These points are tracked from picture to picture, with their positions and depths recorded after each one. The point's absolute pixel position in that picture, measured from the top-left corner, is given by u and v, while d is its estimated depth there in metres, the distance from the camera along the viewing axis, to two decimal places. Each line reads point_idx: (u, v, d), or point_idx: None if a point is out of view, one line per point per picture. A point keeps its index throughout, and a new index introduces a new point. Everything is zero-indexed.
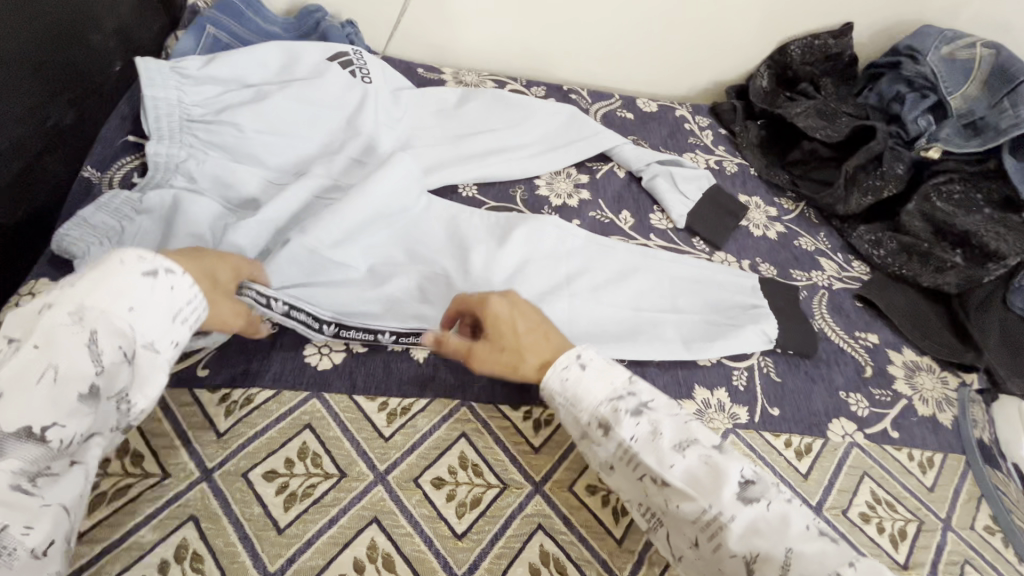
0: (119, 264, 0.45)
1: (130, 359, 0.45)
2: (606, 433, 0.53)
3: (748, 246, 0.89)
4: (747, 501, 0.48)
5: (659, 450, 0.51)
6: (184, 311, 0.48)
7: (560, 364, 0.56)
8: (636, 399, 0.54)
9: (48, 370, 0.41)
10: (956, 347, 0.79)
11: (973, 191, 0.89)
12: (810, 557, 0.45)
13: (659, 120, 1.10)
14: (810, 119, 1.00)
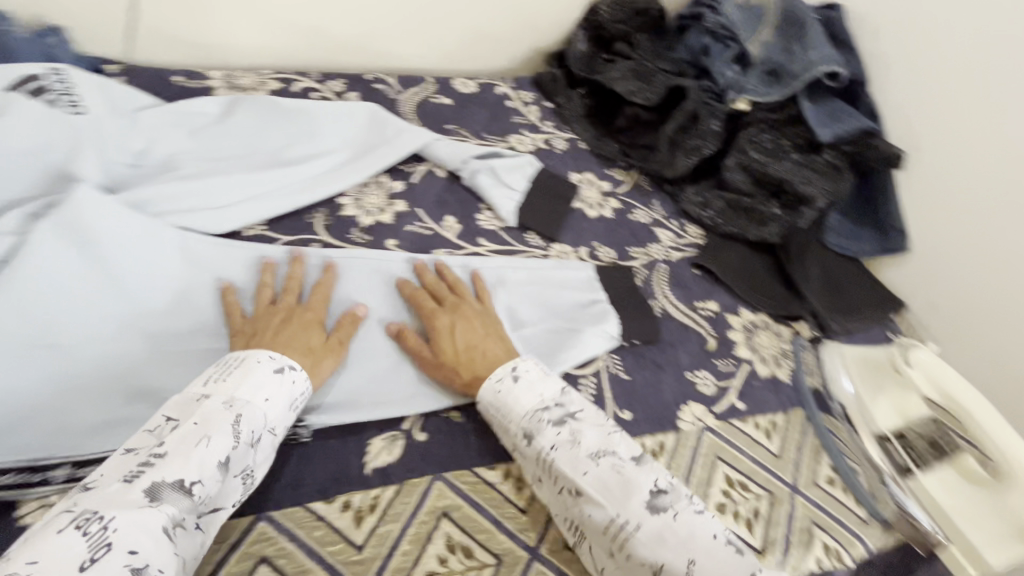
0: (257, 362, 0.51)
1: (256, 441, 0.48)
2: (529, 444, 0.54)
3: (585, 231, 0.84)
4: (656, 508, 0.50)
5: (577, 459, 0.52)
6: (297, 400, 0.52)
7: (495, 376, 0.58)
8: (563, 409, 0.56)
9: (203, 437, 0.44)
10: (784, 298, 0.82)
11: (781, 137, 0.90)
12: (714, 565, 0.47)
13: (479, 101, 1.01)
14: (627, 83, 0.97)
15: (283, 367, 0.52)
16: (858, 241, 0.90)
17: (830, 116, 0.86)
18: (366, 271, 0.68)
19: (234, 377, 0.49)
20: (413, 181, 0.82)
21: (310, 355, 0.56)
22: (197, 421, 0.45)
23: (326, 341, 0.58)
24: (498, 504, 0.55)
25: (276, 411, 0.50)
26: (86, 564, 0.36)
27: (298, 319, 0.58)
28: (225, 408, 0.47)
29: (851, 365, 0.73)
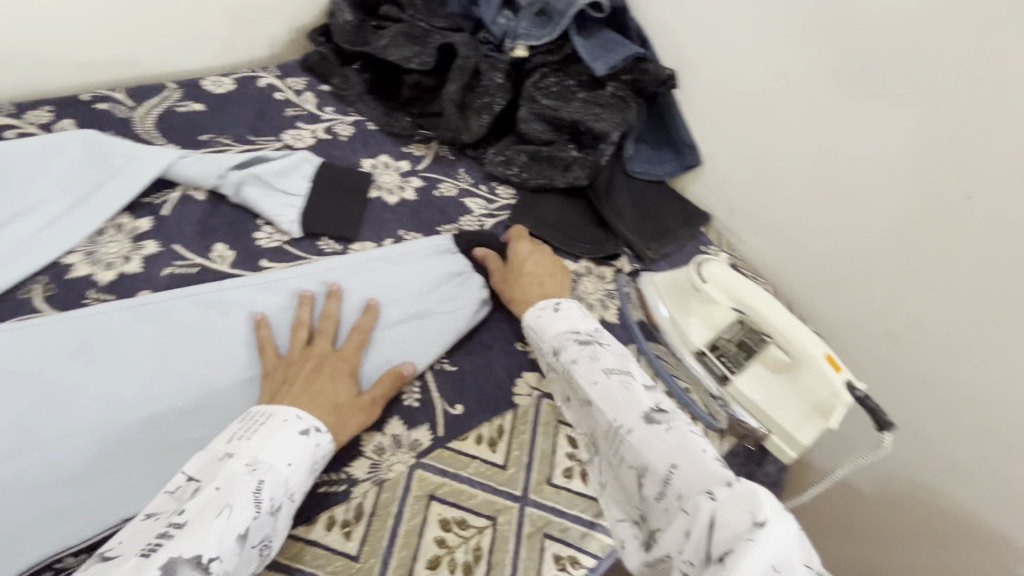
0: (285, 421, 0.48)
1: (275, 511, 0.45)
2: (558, 359, 0.58)
3: (388, 220, 0.77)
4: (651, 421, 0.50)
5: (593, 371, 0.55)
6: (318, 460, 0.50)
7: (540, 304, 0.63)
8: (592, 335, 0.58)
9: (225, 507, 0.41)
10: (601, 238, 0.83)
11: (565, 78, 0.88)
12: (693, 476, 0.46)
13: (240, 99, 0.87)
14: (400, 49, 0.89)
15: (309, 429, 0.49)
16: (661, 165, 0.93)
17: (602, 48, 0.85)
18: (132, 331, 0.58)
19: (256, 435, 0.47)
20: (164, 214, 0.69)
21: (336, 410, 0.53)
22: (219, 486, 0.43)
23: (356, 397, 0.55)
24: (326, 561, 0.49)
25: (297, 474, 0.47)
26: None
27: (331, 368, 0.56)
28: (248, 472, 0.44)
29: (663, 289, 0.71)
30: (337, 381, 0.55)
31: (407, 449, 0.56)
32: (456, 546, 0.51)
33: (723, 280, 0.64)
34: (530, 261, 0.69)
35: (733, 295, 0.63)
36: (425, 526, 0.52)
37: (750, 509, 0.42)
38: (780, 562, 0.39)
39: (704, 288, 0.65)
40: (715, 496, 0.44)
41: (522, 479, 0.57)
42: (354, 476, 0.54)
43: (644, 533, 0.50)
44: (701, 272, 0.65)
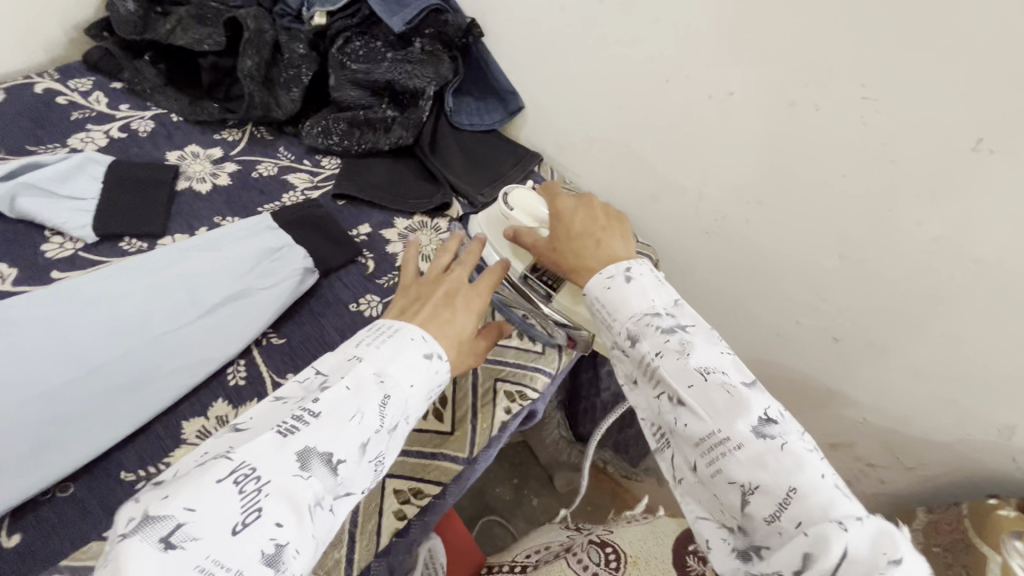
0: (410, 340, 0.47)
1: (393, 429, 0.44)
2: (633, 346, 0.51)
3: (201, 209, 0.74)
4: (761, 434, 0.43)
5: (684, 369, 0.47)
6: (433, 391, 0.49)
7: (605, 272, 0.55)
8: (676, 318, 0.51)
9: (356, 413, 0.41)
10: (432, 192, 0.84)
11: (371, 40, 0.87)
12: (815, 505, 0.39)
13: (13, 109, 0.79)
14: (188, 32, 0.84)
15: (432, 354, 0.48)
16: (487, 114, 0.95)
17: (398, 3, 0.84)
18: None
19: (385, 348, 0.47)
20: None
21: (456, 346, 0.51)
22: (350, 385, 0.43)
23: (474, 336, 0.54)
24: None
25: (417, 396, 0.46)
26: (236, 528, 0.35)
27: (455, 296, 0.54)
28: (376, 380, 0.44)
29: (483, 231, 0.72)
30: (460, 306, 0.53)
31: None
32: None
33: (524, 204, 0.69)
34: (576, 216, 0.62)
35: (535, 215, 0.68)
36: None
37: (847, 525, 0.38)
38: (797, 485, 0.40)
39: (511, 214, 0.69)
40: (845, 525, 0.38)
41: None
42: None
43: (740, 542, 0.44)
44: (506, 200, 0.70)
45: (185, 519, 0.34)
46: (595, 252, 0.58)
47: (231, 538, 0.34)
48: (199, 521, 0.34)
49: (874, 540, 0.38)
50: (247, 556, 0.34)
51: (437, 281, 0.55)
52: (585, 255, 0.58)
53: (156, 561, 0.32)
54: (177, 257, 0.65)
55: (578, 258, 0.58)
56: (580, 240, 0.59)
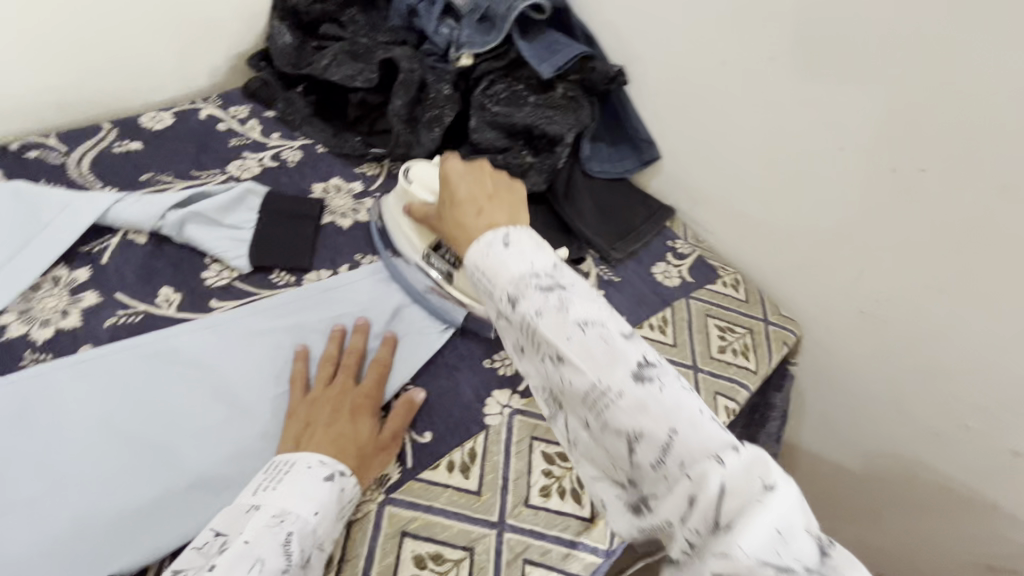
0: (306, 469, 0.49)
1: (304, 565, 0.45)
2: (514, 309, 0.41)
3: (343, 245, 0.75)
4: (689, 418, 0.36)
5: (564, 326, 0.39)
6: (345, 506, 0.50)
7: (484, 242, 0.44)
8: (554, 277, 0.41)
9: (256, 562, 0.42)
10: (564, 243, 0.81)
11: (515, 84, 0.86)
12: (728, 458, 0.34)
13: (180, 133, 0.84)
14: (342, 68, 0.86)
15: (333, 474, 0.49)
16: (620, 162, 0.92)
17: (547, 50, 0.84)
18: (139, 360, 0.58)
19: (279, 488, 0.47)
20: (104, 262, 0.65)
21: (358, 454, 0.53)
22: (248, 539, 0.43)
23: (377, 435, 0.55)
24: None
25: (323, 523, 0.47)
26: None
27: (348, 409, 0.56)
28: (276, 524, 0.45)
29: (391, 202, 0.72)
30: (345, 424, 0.54)
31: (375, 487, 0.54)
32: None
33: (427, 179, 0.66)
34: (464, 182, 0.52)
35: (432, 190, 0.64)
36: (398, 568, 0.50)
37: (768, 477, 0.33)
38: (788, 527, 0.31)
39: (410, 187, 0.66)
40: (739, 478, 0.33)
41: (498, 504, 0.55)
42: None
43: (632, 496, 0.39)
44: (410, 177, 0.67)
45: None
46: (473, 224, 0.47)
47: None
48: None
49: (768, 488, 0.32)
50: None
51: (347, 376, 0.59)
52: (472, 205, 0.49)
53: None
54: (330, 295, 0.67)
55: (458, 225, 0.49)
56: (470, 200, 0.50)
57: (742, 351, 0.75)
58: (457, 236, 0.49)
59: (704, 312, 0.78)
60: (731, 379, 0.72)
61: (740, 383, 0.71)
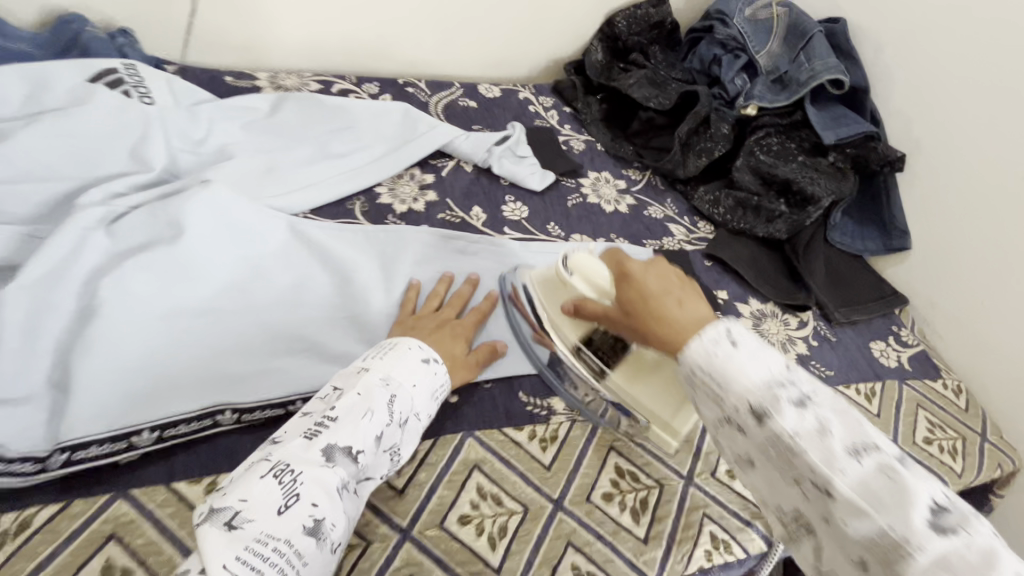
0: (409, 348, 0.56)
1: (403, 424, 0.52)
2: (760, 424, 0.42)
3: (602, 224, 0.89)
4: (938, 531, 0.35)
5: (828, 452, 0.39)
6: (438, 391, 0.57)
7: (706, 336, 0.45)
8: (800, 388, 0.42)
9: (367, 409, 0.49)
10: (791, 290, 0.86)
11: (788, 141, 0.95)
12: (960, 562, 0.34)
13: (503, 105, 1.06)
14: (643, 89, 1.02)
15: (430, 359, 0.56)
16: (863, 241, 0.95)
17: (833, 121, 0.92)
18: (456, 250, 0.77)
19: (386, 358, 0.54)
20: (443, 175, 0.88)
21: (452, 363, 0.60)
22: (360, 392, 0.50)
23: (466, 356, 0.62)
24: (526, 462, 0.59)
25: (420, 398, 0.54)
26: (282, 509, 0.42)
27: (448, 329, 0.63)
28: (382, 386, 0.51)
29: (535, 286, 0.69)
30: (448, 338, 0.62)
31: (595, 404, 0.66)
32: (627, 490, 0.59)
33: (587, 271, 0.60)
34: (648, 277, 0.53)
35: (598, 286, 0.59)
36: (603, 468, 0.60)
37: (970, 533, 0.35)
38: None
39: (571, 280, 0.62)
40: (919, 543, 0.35)
41: (689, 462, 0.63)
42: (553, 409, 0.64)
43: None
44: (568, 266, 0.62)
45: (239, 507, 0.41)
46: (680, 315, 0.49)
47: (277, 517, 0.42)
48: (252, 507, 0.41)
49: (894, 489, 0.37)
50: (296, 527, 0.42)
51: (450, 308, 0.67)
52: (675, 299, 0.50)
53: (222, 538, 0.40)
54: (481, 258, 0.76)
55: (658, 316, 0.49)
56: (663, 292, 0.51)
57: (950, 452, 0.73)
58: (652, 312, 0.50)
59: (916, 402, 0.78)
60: (933, 469, 0.71)
61: (941, 477, 0.70)
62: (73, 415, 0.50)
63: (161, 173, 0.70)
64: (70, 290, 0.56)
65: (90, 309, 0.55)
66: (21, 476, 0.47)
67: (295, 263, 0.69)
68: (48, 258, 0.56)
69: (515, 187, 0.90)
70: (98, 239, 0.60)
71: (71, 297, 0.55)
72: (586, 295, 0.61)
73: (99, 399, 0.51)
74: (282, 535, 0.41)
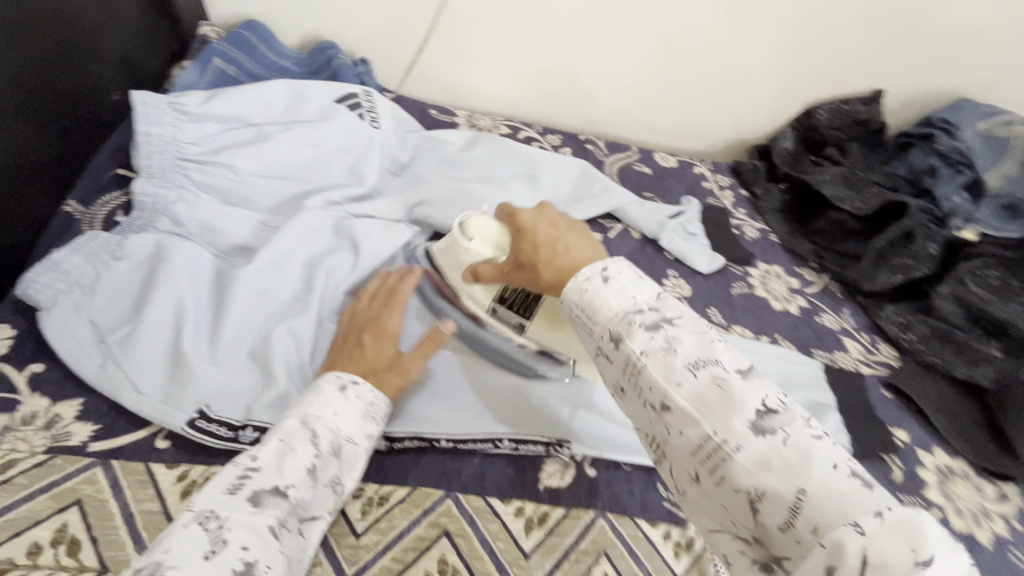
0: (328, 380, 0.52)
1: (337, 453, 0.48)
2: (616, 349, 0.38)
3: (767, 320, 0.83)
4: (696, 370, 0.35)
5: (671, 369, 0.35)
6: (373, 410, 0.52)
7: (580, 274, 0.41)
8: (659, 312, 0.39)
9: (290, 448, 0.45)
10: (992, 451, 0.72)
11: (1011, 277, 0.83)
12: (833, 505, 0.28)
13: (677, 176, 1.04)
14: (836, 187, 0.95)
15: (346, 384, 0.52)
16: None
17: None
18: None
19: (307, 398, 0.50)
20: (609, 236, 0.87)
21: (370, 371, 0.55)
22: (281, 438, 0.46)
23: (394, 359, 0.57)
24: (657, 564, 0.54)
25: (346, 423, 0.50)
26: (208, 555, 0.37)
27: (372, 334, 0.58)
28: (301, 425, 0.48)
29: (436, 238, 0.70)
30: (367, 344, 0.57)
31: None
32: None
33: (483, 233, 0.60)
34: (539, 226, 0.47)
35: (497, 245, 0.59)
36: None
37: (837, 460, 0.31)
38: None
39: (469, 245, 0.60)
40: (863, 527, 0.27)
41: None
42: None
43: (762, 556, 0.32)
44: (463, 231, 0.61)
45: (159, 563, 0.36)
46: (566, 261, 0.44)
47: (202, 563, 0.37)
48: (173, 556, 0.36)
49: (891, 521, 0.27)
50: (224, 571, 0.37)
51: (383, 306, 0.61)
52: (561, 245, 0.45)
53: None
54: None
55: (546, 262, 0.45)
56: (551, 238, 0.46)
57: None
58: (541, 262, 0.45)
59: None
60: None
61: None
62: (267, 397, 0.55)
63: (369, 189, 0.78)
64: (284, 279, 0.64)
65: (298, 302, 0.63)
66: (216, 438, 0.52)
67: None
68: (277, 247, 0.64)
69: (679, 262, 0.86)
70: (318, 239, 0.68)
71: (287, 286, 0.64)
72: (483, 259, 0.59)
73: (290, 385, 0.56)
74: None
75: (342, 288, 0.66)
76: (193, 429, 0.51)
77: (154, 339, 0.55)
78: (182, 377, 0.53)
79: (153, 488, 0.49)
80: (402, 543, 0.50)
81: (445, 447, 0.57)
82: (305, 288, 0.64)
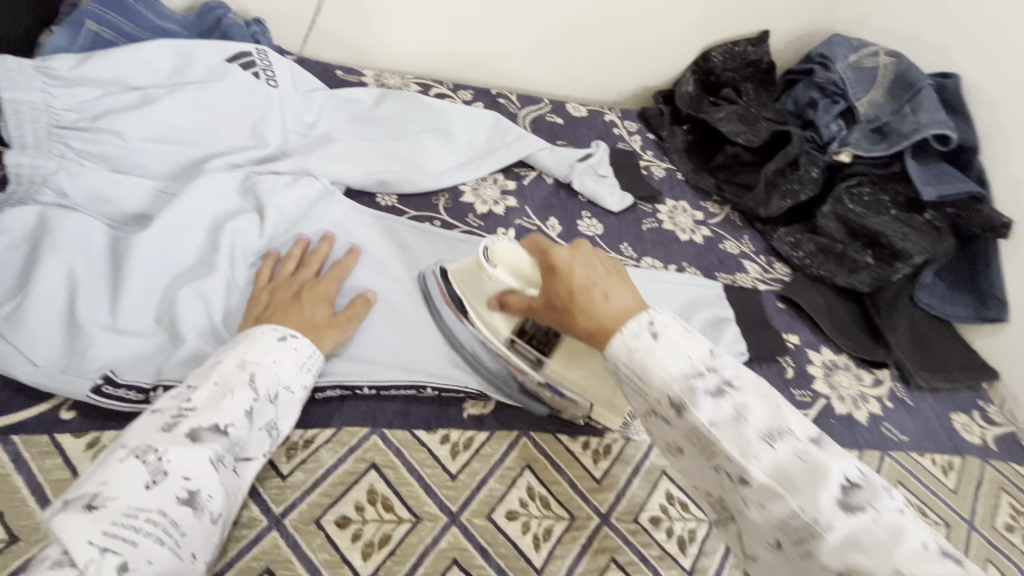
0: (261, 333, 0.52)
1: (274, 399, 0.49)
2: (679, 416, 0.40)
3: (675, 251, 0.88)
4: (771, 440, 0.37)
5: (744, 440, 0.38)
6: (308, 363, 0.53)
7: (628, 330, 0.43)
8: (718, 372, 0.41)
9: (228, 391, 0.45)
10: (869, 345, 0.83)
11: (881, 193, 0.92)
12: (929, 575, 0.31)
13: (589, 124, 1.08)
14: (731, 124, 1.01)
15: (286, 335, 0.53)
16: (953, 305, 0.90)
17: (936, 178, 0.89)
18: None
19: (240, 346, 0.50)
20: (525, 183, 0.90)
21: (312, 328, 0.57)
22: (218, 381, 0.46)
23: (331, 317, 0.59)
24: (578, 470, 0.59)
25: (285, 371, 0.50)
26: (150, 484, 0.38)
27: (307, 294, 0.60)
28: (239, 369, 0.48)
29: (455, 280, 0.65)
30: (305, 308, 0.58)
31: None
32: (675, 517, 0.58)
33: (510, 260, 0.57)
34: (578, 269, 0.49)
35: (521, 275, 0.57)
36: (654, 490, 0.59)
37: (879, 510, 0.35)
38: None
39: (493, 273, 0.58)
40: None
41: None
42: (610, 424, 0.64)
43: None
44: (489, 257, 0.58)
45: (99, 489, 0.36)
46: (603, 312, 0.45)
47: (144, 491, 0.38)
48: (114, 486, 0.37)
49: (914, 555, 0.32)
50: (167, 498, 0.38)
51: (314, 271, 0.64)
52: (597, 289, 0.47)
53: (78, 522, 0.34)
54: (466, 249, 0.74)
55: (584, 310, 0.46)
56: (588, 281, 0.47)
57: None
58: (579, 309, 0.47)
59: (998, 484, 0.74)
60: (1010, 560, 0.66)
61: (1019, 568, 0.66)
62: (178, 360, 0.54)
63: (273, 150, 0.76)
64: (186, 243, 0.62)
65: (204, 265, 0.62)
66: (125, 402, 0.51)
67: (385, 245, 0.72)
68: (177, 211, 0.62)
69: (592, 204, 0.90)
70: (220, 203, 0.66)
71: (191, 250, 0.62)
72: (510, 287, 0.58)
73: (204, 347, 0.56)
74: (155, 509, 0.37)
75: (250, 250, 0.65)
76: (100, 396, 0.50)
77: (46, 312, 0.53)
78: (81, 347, 0.52)
79: (62, 457, 0.48)
80: (331, 479, 0.52)
81: (368, 393, 0.59)
82: (210, 251, 0.63)
